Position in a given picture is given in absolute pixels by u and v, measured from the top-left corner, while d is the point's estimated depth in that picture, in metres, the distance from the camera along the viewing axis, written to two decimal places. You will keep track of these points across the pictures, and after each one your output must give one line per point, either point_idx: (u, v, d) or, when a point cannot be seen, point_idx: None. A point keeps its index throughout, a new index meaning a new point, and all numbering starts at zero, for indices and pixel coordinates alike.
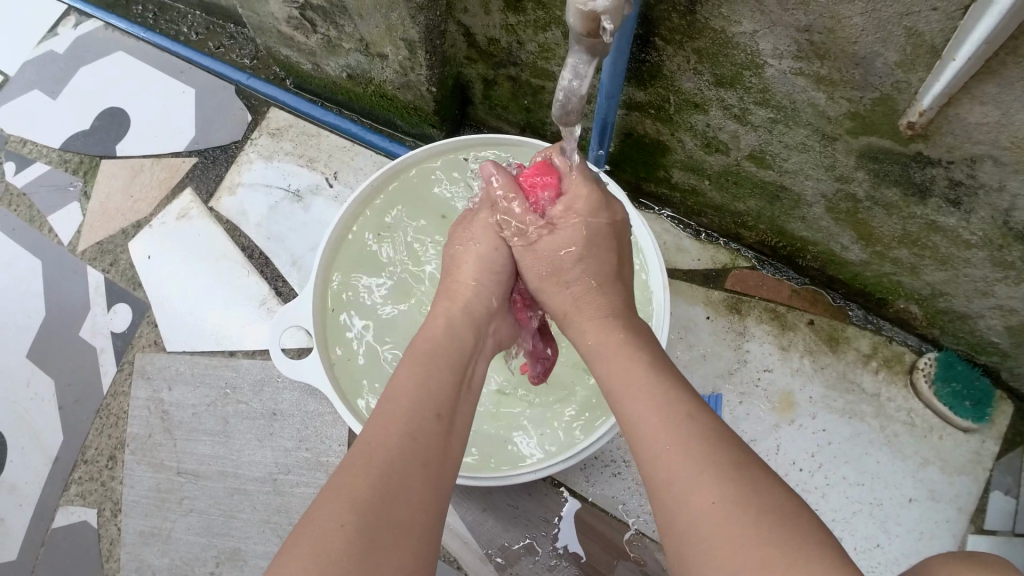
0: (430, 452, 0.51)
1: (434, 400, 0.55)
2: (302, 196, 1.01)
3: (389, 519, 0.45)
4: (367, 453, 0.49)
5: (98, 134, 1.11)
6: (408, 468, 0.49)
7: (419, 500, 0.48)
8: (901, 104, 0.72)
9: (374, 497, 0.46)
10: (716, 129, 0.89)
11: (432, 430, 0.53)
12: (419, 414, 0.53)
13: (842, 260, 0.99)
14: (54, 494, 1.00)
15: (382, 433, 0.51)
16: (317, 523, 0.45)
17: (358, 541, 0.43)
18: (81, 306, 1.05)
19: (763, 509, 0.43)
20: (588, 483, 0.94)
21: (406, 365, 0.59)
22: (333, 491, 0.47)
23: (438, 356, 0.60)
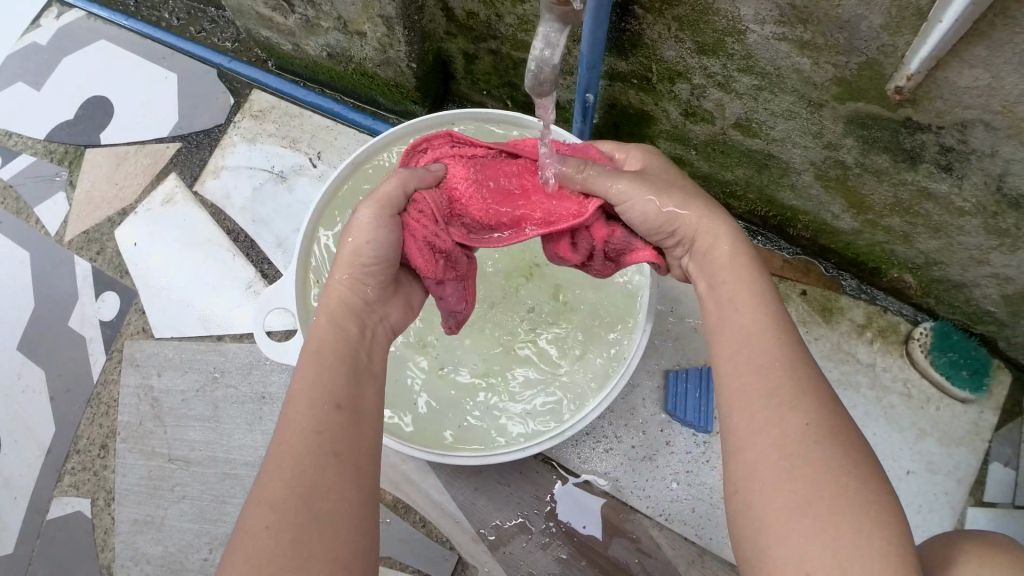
0: (336, 440, 0.51)
1: (334, 390, 0.54)
2: (286, 177, 1.00)
3: (309, 519, 0.46)
4: (277, 461, 0.49)
5: (82, 123, 1.10)
6: (318, 465, 0.49)
7: (337, 490, 0.48)
8: (887, 68, 0.71)
9: (286, 504, 0.47)
10: (701, 97, 0.88)
11: (335, 423, 0.52)
12: (317, 410, 0.52)
13: (833, 230, 0.98)
14: (48, 485, 1.00)
15: (288, 437, 0.50)
16: (247, 534, 0.46)
17: (284, 549, 0.45)
18: (70, 295, 1.04)
19: (846, 452, 0.46)
20: (581, 460, 0.93)
21: (313, 357, 0.57)
22: (253, 506, 0.47)
23: (336, 343, 0.59)
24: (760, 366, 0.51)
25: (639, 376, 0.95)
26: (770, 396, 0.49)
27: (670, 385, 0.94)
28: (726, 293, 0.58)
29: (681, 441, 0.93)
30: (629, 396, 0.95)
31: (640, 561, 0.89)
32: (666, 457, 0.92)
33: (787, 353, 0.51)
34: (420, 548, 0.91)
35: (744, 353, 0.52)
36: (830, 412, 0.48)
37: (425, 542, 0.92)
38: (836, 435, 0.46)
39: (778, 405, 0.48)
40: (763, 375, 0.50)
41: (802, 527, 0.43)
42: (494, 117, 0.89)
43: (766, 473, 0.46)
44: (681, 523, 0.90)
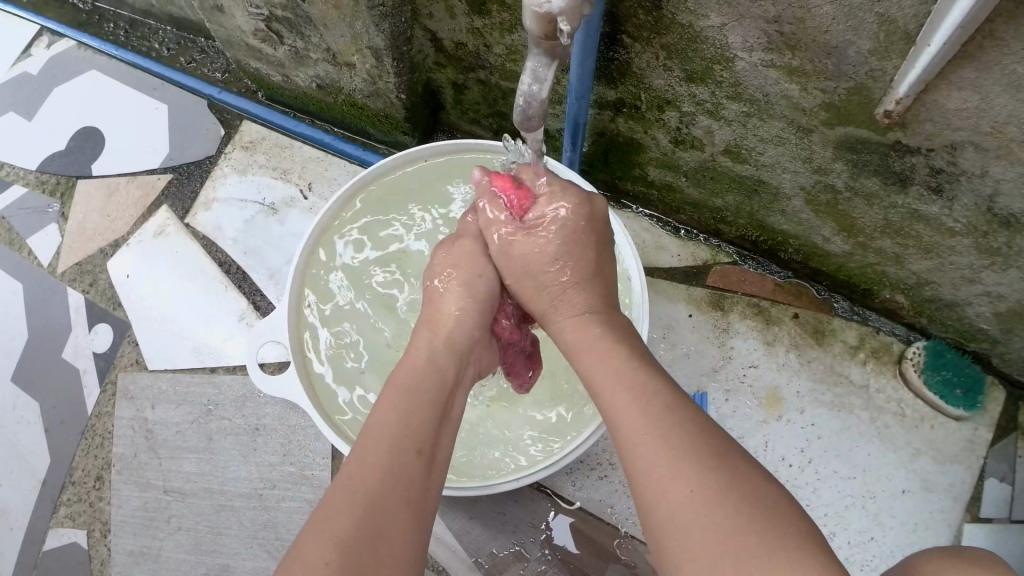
0: (410, 486, 0.52)
1: (416, 430, 0.56)
2: (277, 208, 1.00)
3: (374, 551, 0.47)
4: (350, 490, 0.50)
5: (73, 154, 1.10)
6: (389, 505, 0.50)
7: (404, 538, 0.49)
8: (876, 92, 0.71)
9: (354, 532, 0.48)
10: (690, 125, 0.89)
11: (412, 467, 0.54)
12: (400, 449, 0.54)
13: (824, 252, 0.98)
14: (44, 515, 1.00)
15: (364, 467, 0.52)
16: (311, 546, 0.47)
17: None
18: (63, 327, 1.04)
19: (738, 511, 0.44)
20: (575, 487, 0.93)
21: (395, 395, 0.59)
22: (320, 527, 0.48)
23: (423, 385, 0.61)
24: (635, 435, 0.51)
25: None
26: (649, 473, 0.48)
27: None
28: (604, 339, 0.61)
29: None
30: None
31: None
32: None
33: (663, 414, 0.51)
34: None
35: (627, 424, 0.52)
36: (720, 463, 0.48)
37: None
38: (728, 493, 0.45)
39: (657, 479, 0.48)
40: (645, 448, 0.50)
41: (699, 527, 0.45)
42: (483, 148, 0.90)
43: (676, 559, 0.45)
44: None
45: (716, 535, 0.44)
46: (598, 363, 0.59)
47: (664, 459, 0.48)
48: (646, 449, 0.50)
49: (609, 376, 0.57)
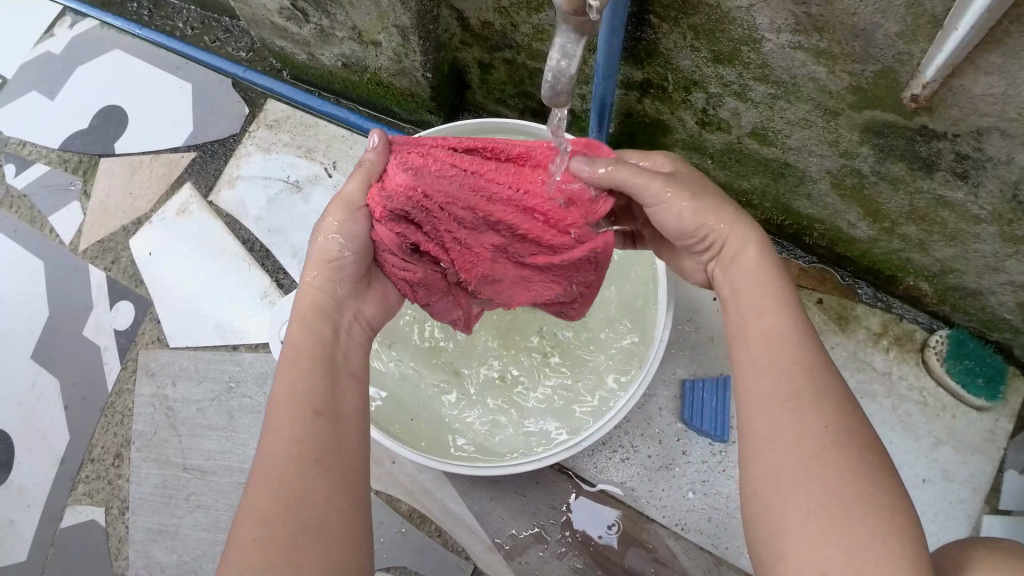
0: (318, 449, 0.52)
1: (312, 394, 0.55)
2: (301, 186, 1.00)
3: (296, 528, 0.48)
4: (265, 478, 0.50)
5: (96, 133, 1.10)
6: (303, 479, 0.50)
7: (321, 503, 0.50)
8: (904, 75, 0.70)
9: (275, 521, 0.48)
10: (716, 106, 0.88)
11: (312, 433, 0.53)
12: (295, 419, 0.53)
13: (849, 238, 0.98)
14: (62, 493, 1.00)
15: (270, 451, 0.52)
16: (236, 551, 0.48)
17: (272, 564, 0.47)
18: (85, 304, 1.05)
19: (864, 458, 0.47)
20: (597, 470, 0.93)
21: (286, 365, 0.58)
22: (243, 524, 0.49)
23: (314, 346, 0.59)
24: (779, 360, 0.52)
25: (655, 384, 0.95)
26: (787, 393, 0.50)
27: (686, 395, 0.93)
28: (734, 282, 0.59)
29: (697, 451, 0.92)
30: (646, 406, 0.94)
31: (657, 570, 0.89)
32: (683, 467, 0.92)
33: (815, 357, 0.52)
34: (438, 559, 0.91)
35: (766, 352, 0.53)
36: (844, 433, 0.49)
37: (440, 552, 0.92)
38: (851, 445, 0.47)
39: (797, 408, 0.49)
40: (790, 382, 0.50)
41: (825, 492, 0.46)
42: (509, 126, 0.89)
43: (788, 476, 0.47)
44: (697, 532, 0.90)
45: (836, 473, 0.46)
46: (756, 298, 0.56)
47: (800, 393, 0.50)
48: (780, 380, 0.51)
49: (769, 302, 0.56)
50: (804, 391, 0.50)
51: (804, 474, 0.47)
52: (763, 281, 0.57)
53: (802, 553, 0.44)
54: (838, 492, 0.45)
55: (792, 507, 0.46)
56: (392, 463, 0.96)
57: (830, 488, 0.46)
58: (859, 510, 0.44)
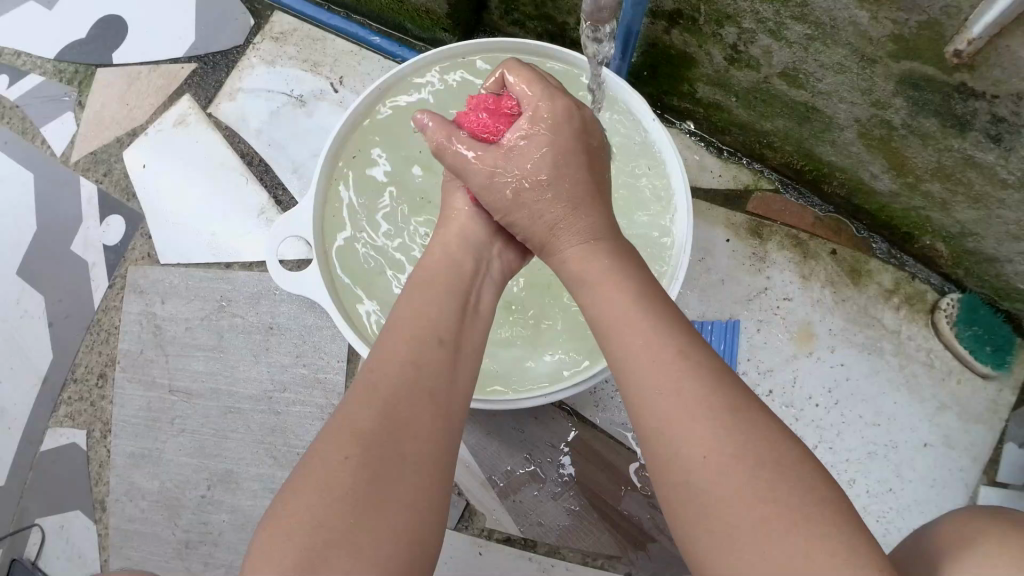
0: (433, 385, 0.49)
1: (439, 326, 0.53)
2: (306, 101, 0.97)
3: (395, 451, 0.45)
4: (371, 385, 0.49)
5: (94, 44, 1.05)
6: (409, 406, 0.48)
7: (424, 432, 0.47)
8: (949, 30, 0.64)
9: (369, 437, 0.46)
10: (748, 43, 0.81)
11: (431, 362, 0.51)
12: (420, 343, 0.51)
13: (870, 190, 0.92)
14: (43, 416, 0.98)
15: (384, 364, 0.50)
16: (320, 457, 0.46)
17: (360, 480, 0.44)
18: (75, 218, 1.01)
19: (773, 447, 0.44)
20: (598, 408, 0.90)
21: (417, 292, 0.56)
22: (337, 427, 0.47)
23: (447, 282, 0.58)
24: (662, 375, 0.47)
25: None
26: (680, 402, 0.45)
27: None
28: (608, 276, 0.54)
29: None
30: None
31: (652, 517, 0.87)
32: None
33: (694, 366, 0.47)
34: None
35: (654, 358, 0.47)
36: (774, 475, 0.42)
37: None
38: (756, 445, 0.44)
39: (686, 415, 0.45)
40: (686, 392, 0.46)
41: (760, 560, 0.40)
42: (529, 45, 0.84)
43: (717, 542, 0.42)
44: None
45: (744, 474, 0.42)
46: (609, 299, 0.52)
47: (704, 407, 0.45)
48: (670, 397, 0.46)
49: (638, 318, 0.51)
50: (696, 393, 0.45)
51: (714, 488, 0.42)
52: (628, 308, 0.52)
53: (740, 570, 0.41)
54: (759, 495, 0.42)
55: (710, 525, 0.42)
56: None
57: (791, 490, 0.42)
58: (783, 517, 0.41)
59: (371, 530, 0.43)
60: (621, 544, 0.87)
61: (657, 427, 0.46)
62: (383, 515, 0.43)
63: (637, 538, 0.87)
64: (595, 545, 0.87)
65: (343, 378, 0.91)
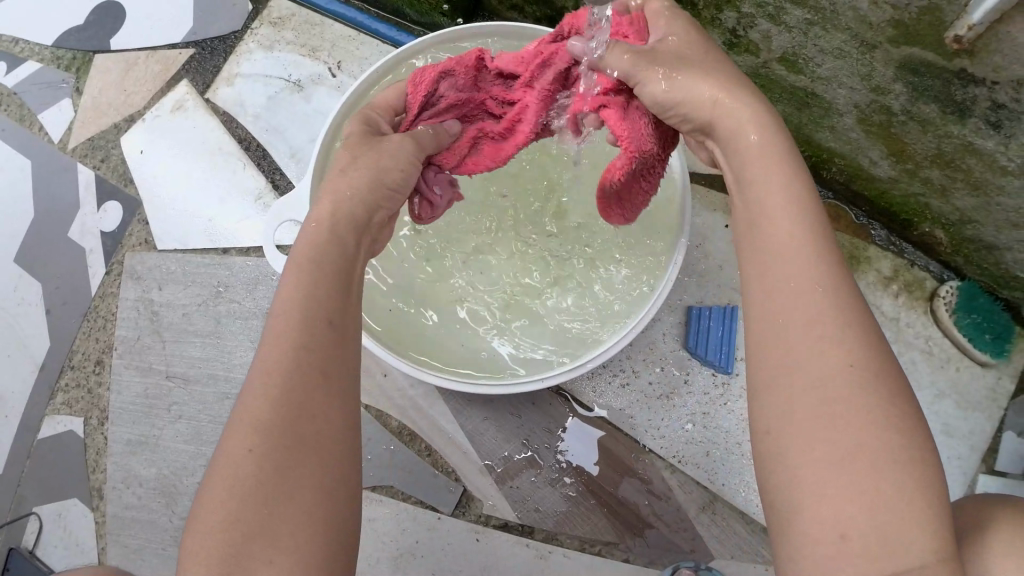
0: (319, 357, 0.46)
1: (321, 285, 0.49)
2: (303, 85, 0.97)
3: (295, 438, 0.43)
4: (262, 369, 0.45)
5: (92, 30, 1.05)
6: (294, 385, 0.45)
7: (320, 409, 0.45)
8: (949, 15, 0.63)
9: (263, 428, 0.43)
10: (747, 27, 0.81)
11: (316, 330, 0.47)
12: (306, 314, 0.47)
13: (868, 175, 0.91)
14: (40, 403, 0.98)
15: (270, 343, 0.46)
16: (222, 456, 0.44)
17: (264, 472, 0.42)
18: (72, 204, 1.01)
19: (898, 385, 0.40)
20: (596, 394, 0.90)
21: (297, 252, 0.52)
22: (231, 423, 0.44)
23: (323, 237, 0.54)
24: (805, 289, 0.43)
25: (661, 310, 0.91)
26: (817, 320, 0.42)
27: (693, 322, 0.89)
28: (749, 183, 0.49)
29: (700, 380, 0.89)
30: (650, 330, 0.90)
31: (651, 503, 0.87)
32: (683, 397, 0.89)
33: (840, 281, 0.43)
34: (426, 478, 0.90)
35: (795, 282, 0.43)
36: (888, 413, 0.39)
37: (431, 472, 0.90)
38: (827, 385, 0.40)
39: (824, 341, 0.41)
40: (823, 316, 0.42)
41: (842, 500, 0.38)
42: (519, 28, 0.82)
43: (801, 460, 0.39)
44: (694, 466, 0.87)
45: (855, 411, 0.39)
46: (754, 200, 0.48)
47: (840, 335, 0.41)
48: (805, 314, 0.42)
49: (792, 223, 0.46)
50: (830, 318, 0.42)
51: (823, 420, 0.39)
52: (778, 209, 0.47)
53: (820, 509, 0.38)
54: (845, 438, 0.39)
55: (802, 457, 0.39)
56: (383, 376, 0.93)
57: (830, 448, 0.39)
58: (885, 463, 0.38)
59: (284, 527, 0.41)
60: (619, 530, 0.87)
61: (784, 339, 0.42)
62: (294, 507, 0.42)
63: (636, 525, 0.87)
64: (594, 532, 0.87)
65: None
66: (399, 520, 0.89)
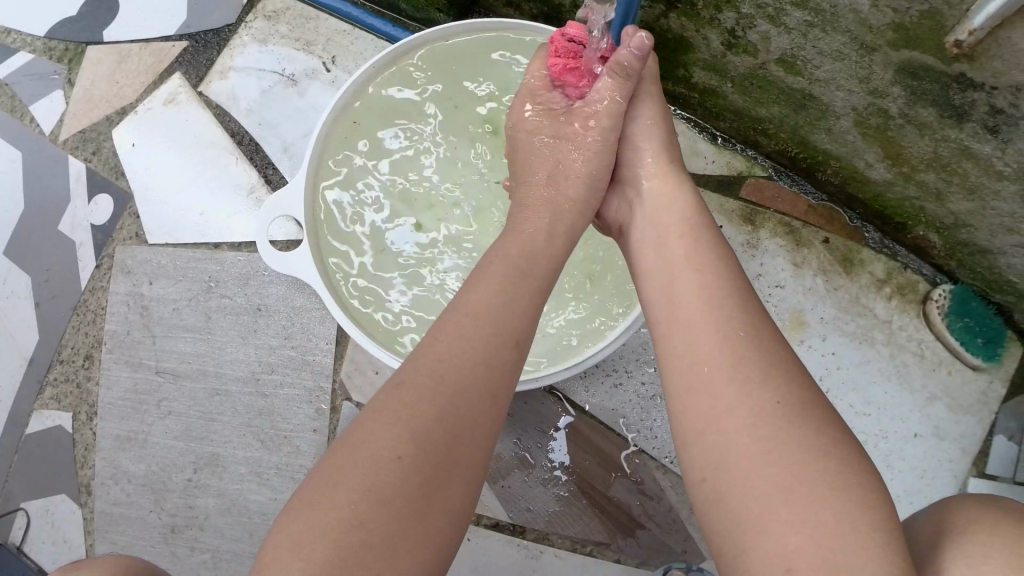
0: (492, 387, 0.50)
1: (508, 329, 0.54)
2: (298, 80, 0.96)
3: (444, 461, 0.47)
4: (440, 379, 0.49)
5: (84, 20, 1.03)
6: (460, 413, 0.48)
7: (476, 440, 0.49)
8: (949, 20, 0.63)
9: (418, 443, 0.47)
10: (746, 28, 0.80)
11: (499, 364, 0.52)
12: (496, 344, 0.52)
13: (863, 178, 0.91)
14: (28, 398, 0.97)
15: (454, 359, 0.50)
16: (366, 453, 0.47)
17: (407, 481, 0.46)
18: (62, 197, 1.00)
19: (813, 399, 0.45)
20: (588, 394, 0.89)
21: (487, 285, 0.56)
22: (390, 416, 0.48)
23: (512, 277, 0.58)
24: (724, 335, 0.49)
25: None
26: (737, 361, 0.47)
27: None
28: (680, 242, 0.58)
29: None
30: (644, 331, 0.89)
31: (642, 504, 0.87)
32: None
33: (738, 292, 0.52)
34: None
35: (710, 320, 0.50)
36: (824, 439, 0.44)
37: None
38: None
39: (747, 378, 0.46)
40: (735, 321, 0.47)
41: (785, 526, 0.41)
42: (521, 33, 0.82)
43: (748, 495, 0.43)
44: None
45: (786, 442, 0.43)
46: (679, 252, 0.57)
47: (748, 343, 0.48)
48: (705, 318, 0.51)
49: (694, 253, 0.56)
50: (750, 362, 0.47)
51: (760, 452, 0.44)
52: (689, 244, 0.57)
53: (764, 538, 0.41)
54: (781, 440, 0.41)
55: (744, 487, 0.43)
56: None
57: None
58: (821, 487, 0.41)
59: (406, 543, 0.44)
60: (610, 531, 0.87)
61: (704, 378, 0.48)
62: (418, 525, 0.45)
63: (627, 525, 0.87)
64: (584, 532, 0.87)
65: (332, 360, 0.90)
66: None
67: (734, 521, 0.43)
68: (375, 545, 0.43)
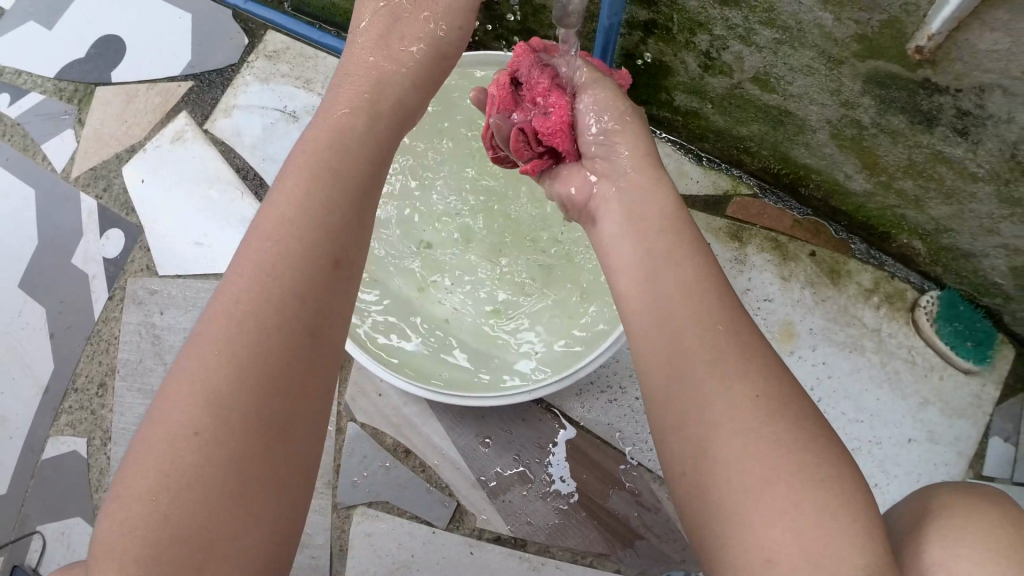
0: (296, 330, 0.46)
1: (303, 260, 0.48)
2: (298, 116, 1.01)
3: (256, 431, 0.43)
4: (233, 332, 0.44)
5: (93, 62, 1.09)
6: (258, 373, 0.43)
7: (286, 394, 0.44)
8: (909, 27, 0.66)
9: (212, 423, 0.42)
10: (720, 49, 0.84)
11: (296, 300, 0.46)
12: (287, 280, 0.46)
13: (845, 190, 0.94)
14: (44, 424, 1.01)
15: (244, 307, 0.45)
16: (159, 436, 0.42)
17: (209, 459, 0.41)
18: (75, 232, 1.04)
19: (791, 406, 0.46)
20: (584, 410, 0.93)
21: (276, 215, 0.49)
22: (183, 386, 0.43)
23: (307, 198, 0.50)
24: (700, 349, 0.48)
25: None
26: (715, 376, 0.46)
27: None
28: (649, 245, 0.57)
29: None
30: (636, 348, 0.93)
31: (640, 515, 0.89)
32: None
33: (708, 283, 0.52)
34: (420, 495, 0.92)
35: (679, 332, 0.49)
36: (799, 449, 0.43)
37: (424, 488, 0.92)
38: (793, 408, 0.44)
39: (720, 392, 0.45)
40: (696, 318, 0.49)
41: (762, 541, 0.40)
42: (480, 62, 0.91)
43: (722, 509, 0.42)
44: None
45: (759, 451, 0.43)
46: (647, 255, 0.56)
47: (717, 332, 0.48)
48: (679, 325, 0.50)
49: (665, 240, 0.56)
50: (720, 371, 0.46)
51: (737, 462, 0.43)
52: (657, 232, 0.57)
53: (741, 553, 0.41)
54: (757, 448, 0.43)
55: (717, 498, 0.43)
56: (378, 395, 0.96)
57: (795, 463, 0.42)
58: (801, 496, 0.41)
59: (220, 531, 0.41)
60: (609, 541, 0.89)
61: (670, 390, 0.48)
62: (232, 509, 0.41)
63: (626, 536, 0.89)
64: (585, 544, 0.89)
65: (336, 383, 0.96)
66: (395, 535, 0.92)
67: (707, 533, 0.43)
68: (183, 539, 0.40)
